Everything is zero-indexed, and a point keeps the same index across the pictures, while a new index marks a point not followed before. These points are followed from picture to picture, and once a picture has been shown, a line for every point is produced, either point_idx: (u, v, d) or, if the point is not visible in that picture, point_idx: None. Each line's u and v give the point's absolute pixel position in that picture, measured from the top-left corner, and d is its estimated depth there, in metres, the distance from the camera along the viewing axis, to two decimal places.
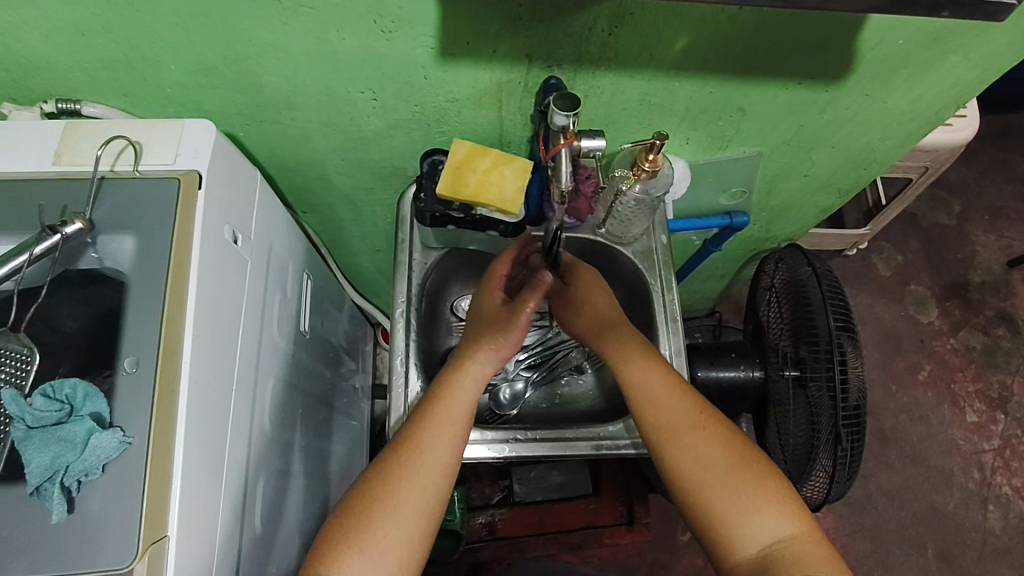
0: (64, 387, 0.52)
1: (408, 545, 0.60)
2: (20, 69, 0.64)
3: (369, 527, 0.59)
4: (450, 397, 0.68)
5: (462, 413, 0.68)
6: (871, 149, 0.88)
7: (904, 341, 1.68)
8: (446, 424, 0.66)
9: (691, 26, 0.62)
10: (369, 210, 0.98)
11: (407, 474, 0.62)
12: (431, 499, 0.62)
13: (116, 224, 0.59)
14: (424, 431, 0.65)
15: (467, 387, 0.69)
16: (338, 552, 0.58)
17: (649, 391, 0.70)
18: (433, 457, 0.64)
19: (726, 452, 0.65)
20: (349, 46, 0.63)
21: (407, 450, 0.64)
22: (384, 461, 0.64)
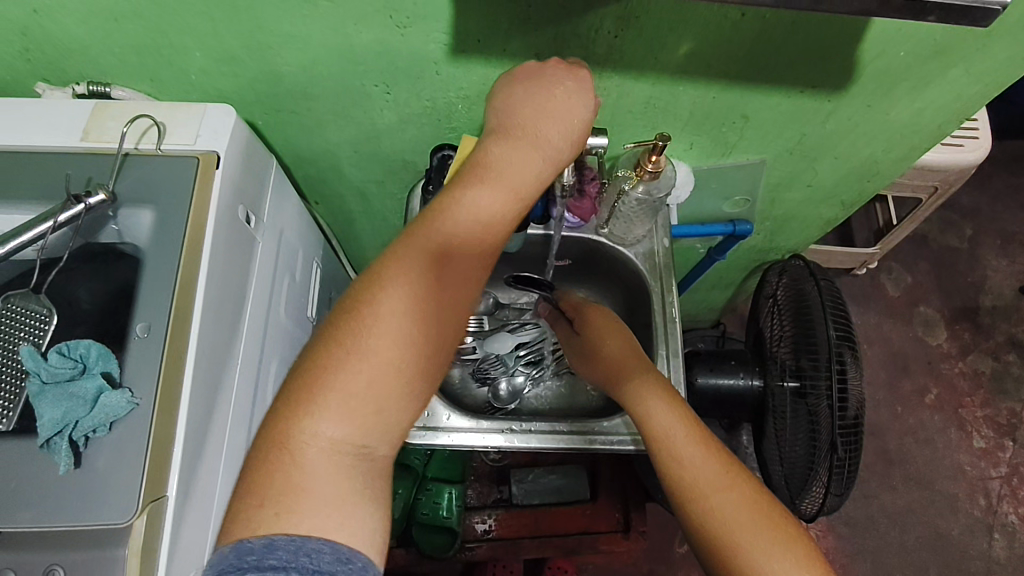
0: (79, 347, 0.54)
1: (408, 382, 0.52)
2: (55, 51, 0.68)
3: (355, 362, 0.50)
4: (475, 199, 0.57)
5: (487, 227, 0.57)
6: (874, 162, 0.89)
7: (912, 362, 1.67)
8: (462, 230, 0.56)
9: (694, 32, 0.65)
10: (379, 204, 1.01)
11: (409, 285, 0.52)
12: (443, 326, 0.54)
13: (136, 198, 0.62)
14: (443, 232, 0.55)
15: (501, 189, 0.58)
16: (323, 390, 0.49)
17: (669, 438, 0.67)
18: (447, 266, 0.55)
19: (752, 511, 0.61)
20: (366, 40, 0.66)
21: (408, 266, 0.53)
22: (384, 272, 0.53)
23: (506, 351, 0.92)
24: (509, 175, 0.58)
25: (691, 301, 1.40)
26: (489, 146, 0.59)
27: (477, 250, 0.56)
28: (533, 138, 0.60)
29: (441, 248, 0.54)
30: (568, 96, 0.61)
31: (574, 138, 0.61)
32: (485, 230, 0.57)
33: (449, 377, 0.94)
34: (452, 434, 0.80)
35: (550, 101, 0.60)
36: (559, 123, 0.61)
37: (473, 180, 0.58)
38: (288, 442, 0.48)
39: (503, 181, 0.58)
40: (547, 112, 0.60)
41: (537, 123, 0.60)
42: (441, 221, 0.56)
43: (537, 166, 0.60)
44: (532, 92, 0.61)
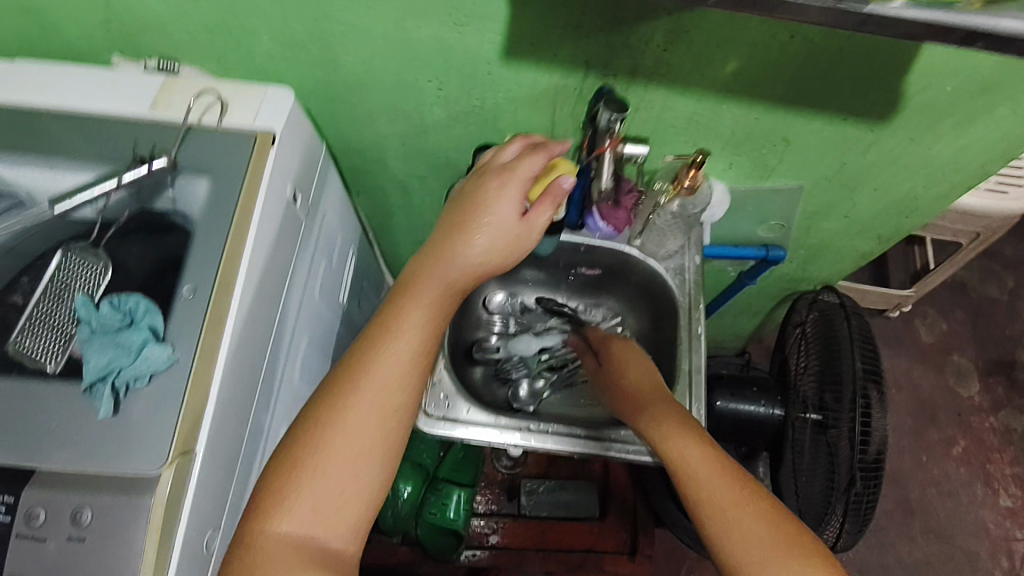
0: (130, 302, 0.58)
1: (359, 488, 0.56)
2: (133, 25, 0.72)
3: (305, 469, 0.55)
4: (408, 308, 0.63)
5: (422, 328, 0.62)
6: (914, 197, 0.89)
7: (940, 412, 1.63)
8: (401, 340, 0.61)
9: (743, 50, 0.66)
10: (418, 201, 1.03)
11: (349, 398, 0.58)
12: (390, 433, 0.58)
13: (194, 167, 0.65)
14: (381, 349, 0.60)
15: (433, 295, 0.64)
16: (279, 498, 0.54)
17: (674, 446, 0.67)
18: (386, 372, 0.59)
19: (761, 523, 0.60)
20: (422, 35, 0.69)
21: (352, 382, 0.58)
22: (329, 391, 0.59)
23: (530, 353, 0.95)
24: (443, 296, 0.64)
25: (717, 326, 1.39)
26: (426, 264, 0.65)
27: (419, 364, 0.62)
28: (461, 251, 0.66)
29: (378, 363, 0.60)
30: (495, 198, 0.67)
31: (503, 241, 0.67)
32: (420, 334, 0.62)
33: (471, 374, 0.96)
34: (469, 426, 0.81)
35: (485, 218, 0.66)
36: (488, 229, 0.66)
37: (406, 292, 0.64)
38: (253, 538, 0.53)
39: (433, 290, 0.64)
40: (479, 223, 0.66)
41: (469, 239, 0.66)
42: (375, 337, 0.61)
43: (466, 273, 0.66)
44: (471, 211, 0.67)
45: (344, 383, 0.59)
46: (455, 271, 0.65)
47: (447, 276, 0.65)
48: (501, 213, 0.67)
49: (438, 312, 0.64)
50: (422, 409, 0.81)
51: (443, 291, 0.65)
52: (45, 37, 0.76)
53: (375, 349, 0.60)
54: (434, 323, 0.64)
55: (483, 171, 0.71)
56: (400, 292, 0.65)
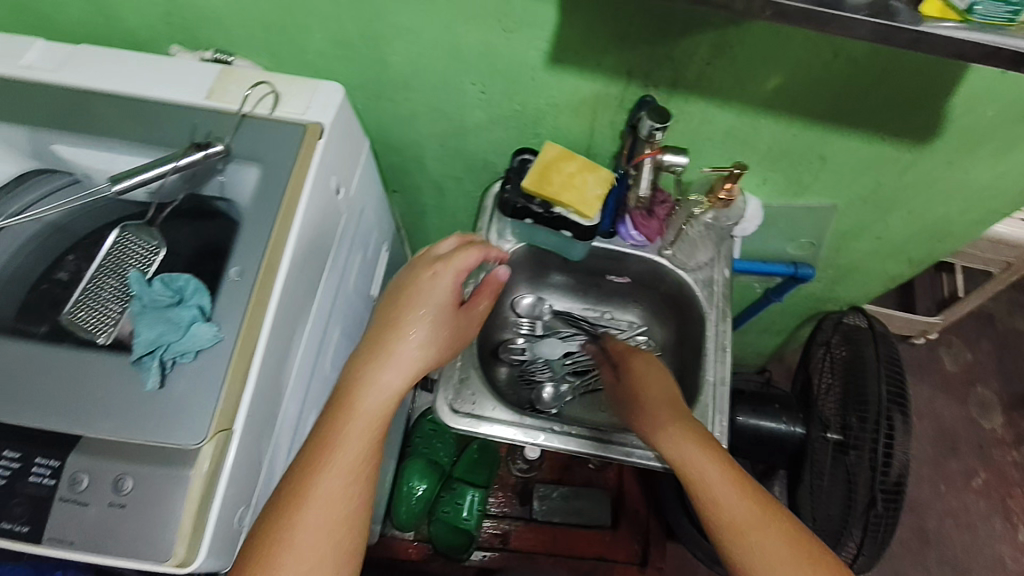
0: (178, 281, 0.61)
1: None
2: (194, 18, 0.75)
3: None
4: (344, 421, 0.63)
5: (360, 436, 0.63)
6: (949, 221, 0.88)
7: (961, 443, 1.60)
8: (342, 451, 0.62)
9: (786, 67, 0.67)
10: (452, 201, 1.04)
11: (293, 520, 0.58)
12: (338, 545, 0.60)
13: (246, 155, 0.68)
14: (321, 468, 0.61)
15: (372, 405, 0.64)
16: None
17: (697, 466, 0.68)
18: (328, 487, 0.60)
19: (791, 548, 0.62)
20: (471, 40, 0.71)
21: (296, 505, 0.59)
22: (271, 516, 0.59)
23: (555, 356, 0.97)
24: (382, 398, 0.64)
25: (739, 343, 1.39)
26: (359, 371, 0.65)
27: (364, 468, 0.63)
28: (393, 350, 0.65)
29: (317, 480, 0.60)
30: (429, 289, 0.68)
31: (440, 332, 0.68)
32: (360, 443, 0.63)
33: (496, 374, 0.96)
34: (494, 424, 0.82)
35: (412, 312, 0.67)
36: (421, 321, 0.67)
37: (341, 404, 0.64)
38: None
39: (369, 402, 0.64)
40: (416, 322, 0.67)
41: (399, 335, 0.66)
42: (312, 453, 0.62)
43: (405, 370, 0.65)
44: (400, 307, 0.67)
45: (287, 507, 0.59)
46: (394, 375, 0.65)
47: (383, 383, 0.64)
48: (431, 304, 0.68)
49: (376, 418, 0.64)
50: (447, 405, 0.83)
51: (379, 398, 0.64)
52: (106, 26, 0.79)
53: (315, 467, 0.61)
54: (371, 430, 0.63)
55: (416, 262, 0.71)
56: (335, 401, 0.64)
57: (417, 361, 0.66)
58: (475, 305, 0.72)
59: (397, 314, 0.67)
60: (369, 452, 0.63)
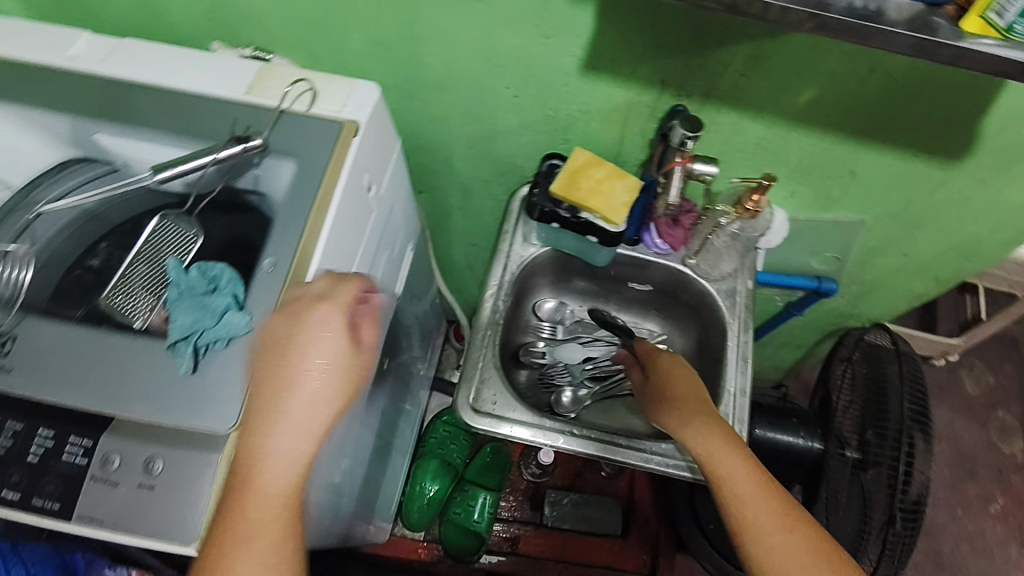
0: (214, 271, 0.63)
1: None
2: (237, 15, 0.77)
3: None
4: (247, 505, 0.55)
5: (270, 515, 0.56)
6: (978, 240, 0.88)
7: (980, 467, 1.58)
8: (252, 541, 0.55)
9: (821, 80, 0.67)
10: (478, 203, 1.05)
11: None
12: None
13: (283, 150, 0.69)
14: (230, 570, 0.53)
15: (274, 481, 0.56)
16: None
17: (719, 460, 0.68)
18: None
19: (810, 550, 0.62)
20: (507, 44, 0.72)
21: None
22: None
23: (575, 361, 0.96)
24: (281, 471, 0.56)
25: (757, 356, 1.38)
26: (246, 452, 0.56)
27: (280, 549, 0.56)
28: (281, 419, 0.56)
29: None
30: (315, 342, 0.58)
31: (334, 385, 0.58)
32: (273, 523, 0.56)
33: (516, 377, 0.97)
34: (513, 425, 0.82)
35: (294, 368, 0.57)
36: (314, 382, 0.57)
37: (240, 486, 0.56)
38: None
39: (268, 479, 0.56)
40: (308, 387, 0.57)
41: (285, 397, 0.57)
42: (216, 556, 0.54)
43: (303, 434, 0.57)
44: (277, 368, 0.57)
45: None
46: (290, 443, 0.56)
47: (280, 453, 0.56)
48: (319, 359, 0.58)
49: (283, 492, 0.57)
50: (468, 405, 0.83)
51: (281, 472, 0.56)
52: (151, 21, 0.81)
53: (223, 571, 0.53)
54: (278, 506, 0.56)
55: (293, 300, 0.60)
56: (228, 490, 0.56)
57: (315, 421, 0.58)
58: (368, 334, 0.62)
59: (276, 375, 0.57)
60: (282, 528, 0.56)
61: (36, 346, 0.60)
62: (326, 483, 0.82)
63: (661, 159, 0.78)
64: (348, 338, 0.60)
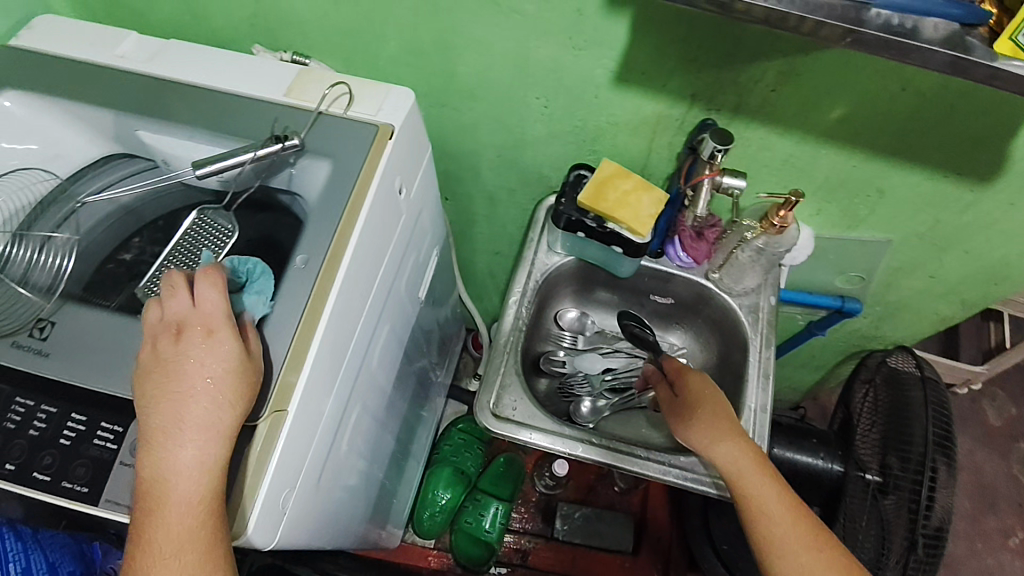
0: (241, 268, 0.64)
1: None
2: (277, 20, 0.79)
3: None
4: (160, 524, 0.53)
5: (185, 527, 0.53)
6: (1007, 264, 0.87)
7: (1001, 499, 1.55)
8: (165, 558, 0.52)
9: (852, 97, 0.68)
10: (502, 212, 1.06)
11: None
12: None
13: (319, 151, 0.71)
14: None
15: (183, 493, 0.53)
16: None
17: (751, 480, 0.69)
18: None
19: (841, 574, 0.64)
20: (541, 55, 0.73)
21: None
22: None
23: (595, 372, 0.96)
24: (184, 486, 0.53)
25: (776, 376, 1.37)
26: (145, 473, 0.54)
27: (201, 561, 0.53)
28: (173, 432, 0.54)
29: None
30: (202, 352, 0.57)
31: (231, 384, 0.56)
32: (192, 535, 0.53)
33: (537, 385, 0.98)
34: (533, 433, 0.82)
35: (183, 379, 0.56)
36: (206, 387, 0.55)
37: (149, 508, 0.53)
38: None
39: (173, 494, 0.53)
40: (200, 396, 0.55)
41: (177, 408, 0.55)
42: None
43: (197, 443, 0.54)
44: (163, 383, 0.55)
45: None
46: (189, 454, 0.54)
47: (178, 466, 0.53)
48: (208, 365, 0.56)
49: (196, 501, 0.53)
50: (489, 410, 0.83)
51: (190, 480, 0.53)
52: (195, 24, 0.83)
53: None
54: (195, 517, 0.53)
55: (174, 314, 0.59)
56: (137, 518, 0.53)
57: (209, 428, 0.55)
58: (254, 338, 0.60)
59: (165, 387, 0.55)
60: (204, 540, 0.53)
61: (73, 330, 0.62)
62: (344, 483, 0.83)
63: (688, 168, 0.79)
64: (237, 338, 0.58)
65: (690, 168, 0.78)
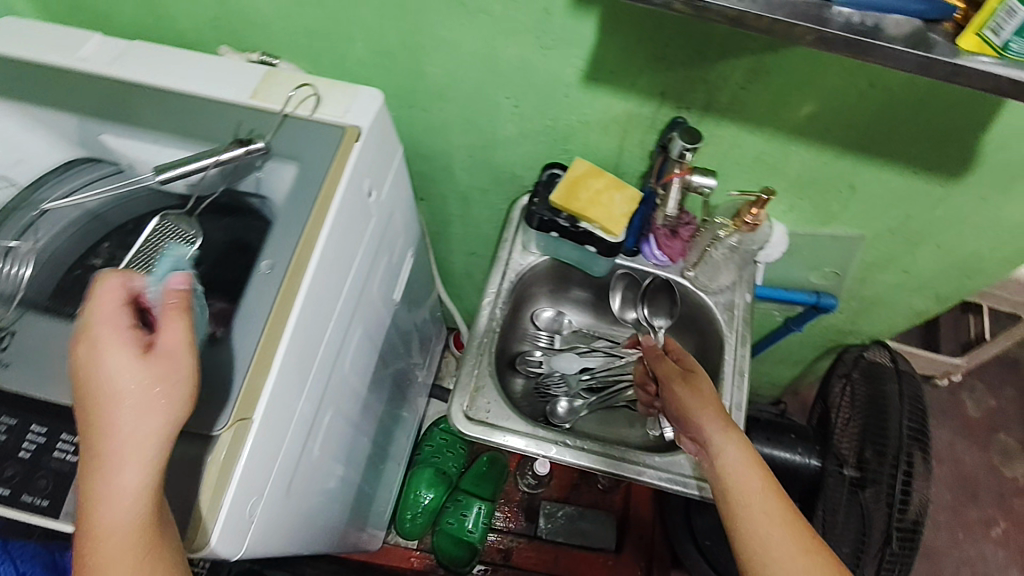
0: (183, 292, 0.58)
1: None
2: (242, 21, 0.78)
3: None
4: (102, 557, 0.49)
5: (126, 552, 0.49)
6: (978, 258, 0.88)
7: (981, 490, 1.56)
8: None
9: (820, 94, 0.68)
10: (477, 211, 1.06)
11: None
12: None
13: (285, 154, 0.70)
14: None
15: (120, 518, 0.49)
16: None
17: (741, 475, 0.66)
18: None
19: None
20: (509, 54, 0.72)
21: None
22: None
23: (571, 371, 0.95)
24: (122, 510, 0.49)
25: (755, 371, 1.38)
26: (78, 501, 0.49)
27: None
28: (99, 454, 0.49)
29: None
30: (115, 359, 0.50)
31: (156, 394, 0.50)
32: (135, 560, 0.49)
33: (512, 385, 0.97)
34: (507, 435, 0.82)
35: (98, 395, 0.50)
36: (127, 403, 0.49)
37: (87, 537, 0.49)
38: None
39: (112, 523, 0.48)
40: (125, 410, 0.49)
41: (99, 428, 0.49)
42: None
43: (126, 466, 0.49)
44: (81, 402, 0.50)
45: None
46: (122, 476, 0.49)
47: (111, 491, 0.48)
48: (128, 374, 0.50)
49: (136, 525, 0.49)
50: (462, 412, 0.83)
51: (127, 506, 0.49)
52: (158, 25, 0.82)
53: None
54: (136, 541, 0.49)
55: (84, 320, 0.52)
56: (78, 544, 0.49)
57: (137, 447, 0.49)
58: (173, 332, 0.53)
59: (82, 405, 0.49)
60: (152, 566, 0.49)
61: (33, 339, 0.61)
62: (318, 488, 0.83)
63: (660, 170, 0.78)
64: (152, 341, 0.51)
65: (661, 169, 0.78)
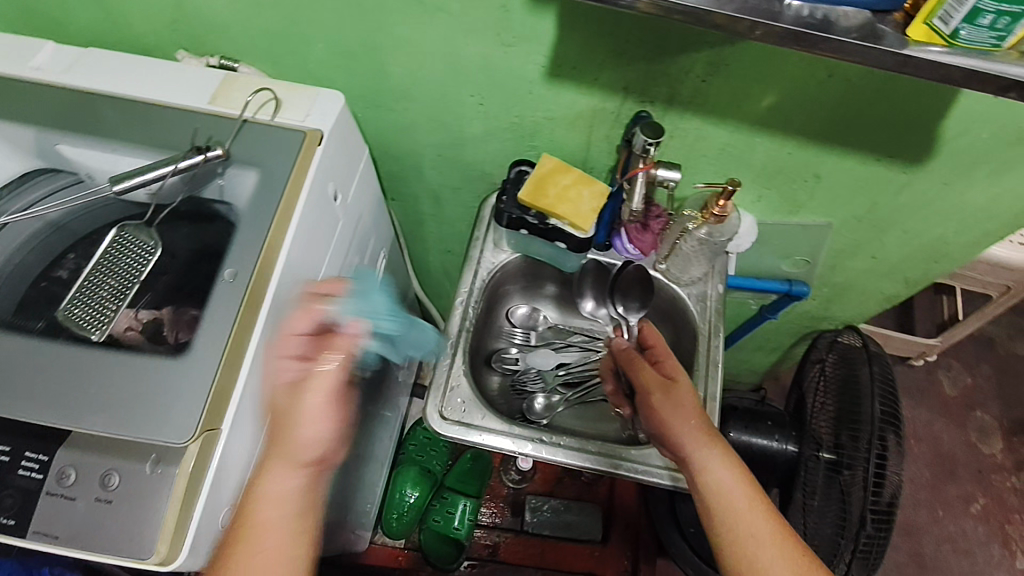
0: (384, 322, 0.62)
1: None
2: (199, 25, 0.76)
3: None
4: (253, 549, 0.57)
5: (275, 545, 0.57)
6: (944, 242, 0.89)
7: (959, 467, 1.59)
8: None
9: (780, 85, 0.68)
10: (450, 210, 1.05)
11: None
12: None
13: (246, 160, 0.69)
14: None
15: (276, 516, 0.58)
16: None
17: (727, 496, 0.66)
18: None
19: None
20: (470, 52, 0.72)
21: None
22: None
23: (547, 368, 0.97)
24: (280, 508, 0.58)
25: (734, 359, 1.39)
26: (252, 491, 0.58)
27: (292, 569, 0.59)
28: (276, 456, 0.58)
29: None
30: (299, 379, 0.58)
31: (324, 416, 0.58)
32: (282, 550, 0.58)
33: (489, 383, 0.97)
34: (483, 433, 0.82)
35: (284, 408, 0.58)
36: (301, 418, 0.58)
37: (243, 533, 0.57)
38: None
39: (271, 520, 0.58)
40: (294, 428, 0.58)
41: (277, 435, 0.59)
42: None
43: (290, 471, 0.58)
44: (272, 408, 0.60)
45: None
46: (281, 480, 0.58)
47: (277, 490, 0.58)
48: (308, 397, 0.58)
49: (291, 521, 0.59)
50: (437, 411, 0.83)
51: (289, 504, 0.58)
52: (114, 31, 0.80)
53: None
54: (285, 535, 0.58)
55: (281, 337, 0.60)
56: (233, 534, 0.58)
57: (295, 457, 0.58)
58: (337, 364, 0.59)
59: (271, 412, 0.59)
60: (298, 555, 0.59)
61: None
62: None
63: (625, 165, 0.78)
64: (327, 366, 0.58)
65: (626, 164, 0.78)
